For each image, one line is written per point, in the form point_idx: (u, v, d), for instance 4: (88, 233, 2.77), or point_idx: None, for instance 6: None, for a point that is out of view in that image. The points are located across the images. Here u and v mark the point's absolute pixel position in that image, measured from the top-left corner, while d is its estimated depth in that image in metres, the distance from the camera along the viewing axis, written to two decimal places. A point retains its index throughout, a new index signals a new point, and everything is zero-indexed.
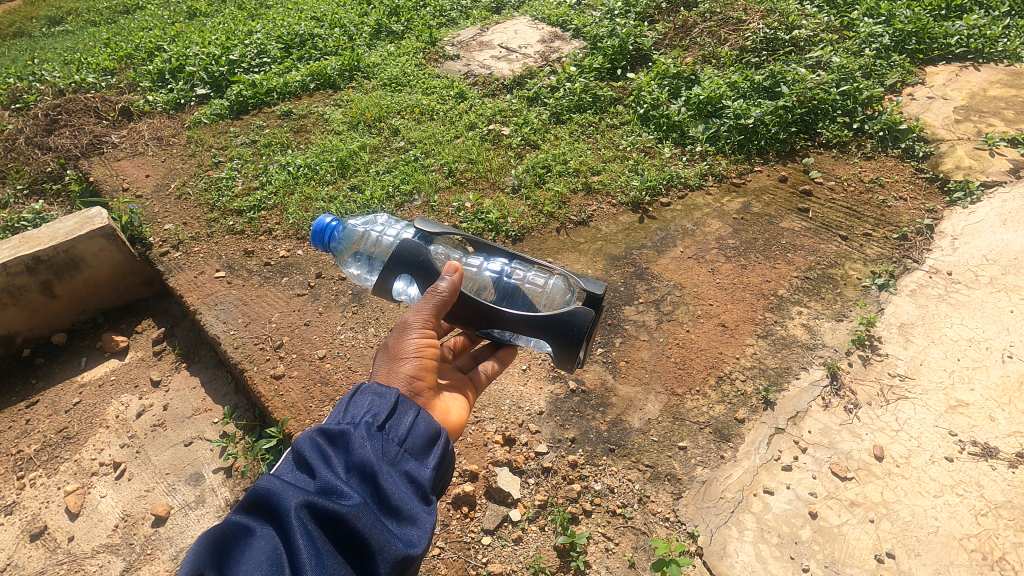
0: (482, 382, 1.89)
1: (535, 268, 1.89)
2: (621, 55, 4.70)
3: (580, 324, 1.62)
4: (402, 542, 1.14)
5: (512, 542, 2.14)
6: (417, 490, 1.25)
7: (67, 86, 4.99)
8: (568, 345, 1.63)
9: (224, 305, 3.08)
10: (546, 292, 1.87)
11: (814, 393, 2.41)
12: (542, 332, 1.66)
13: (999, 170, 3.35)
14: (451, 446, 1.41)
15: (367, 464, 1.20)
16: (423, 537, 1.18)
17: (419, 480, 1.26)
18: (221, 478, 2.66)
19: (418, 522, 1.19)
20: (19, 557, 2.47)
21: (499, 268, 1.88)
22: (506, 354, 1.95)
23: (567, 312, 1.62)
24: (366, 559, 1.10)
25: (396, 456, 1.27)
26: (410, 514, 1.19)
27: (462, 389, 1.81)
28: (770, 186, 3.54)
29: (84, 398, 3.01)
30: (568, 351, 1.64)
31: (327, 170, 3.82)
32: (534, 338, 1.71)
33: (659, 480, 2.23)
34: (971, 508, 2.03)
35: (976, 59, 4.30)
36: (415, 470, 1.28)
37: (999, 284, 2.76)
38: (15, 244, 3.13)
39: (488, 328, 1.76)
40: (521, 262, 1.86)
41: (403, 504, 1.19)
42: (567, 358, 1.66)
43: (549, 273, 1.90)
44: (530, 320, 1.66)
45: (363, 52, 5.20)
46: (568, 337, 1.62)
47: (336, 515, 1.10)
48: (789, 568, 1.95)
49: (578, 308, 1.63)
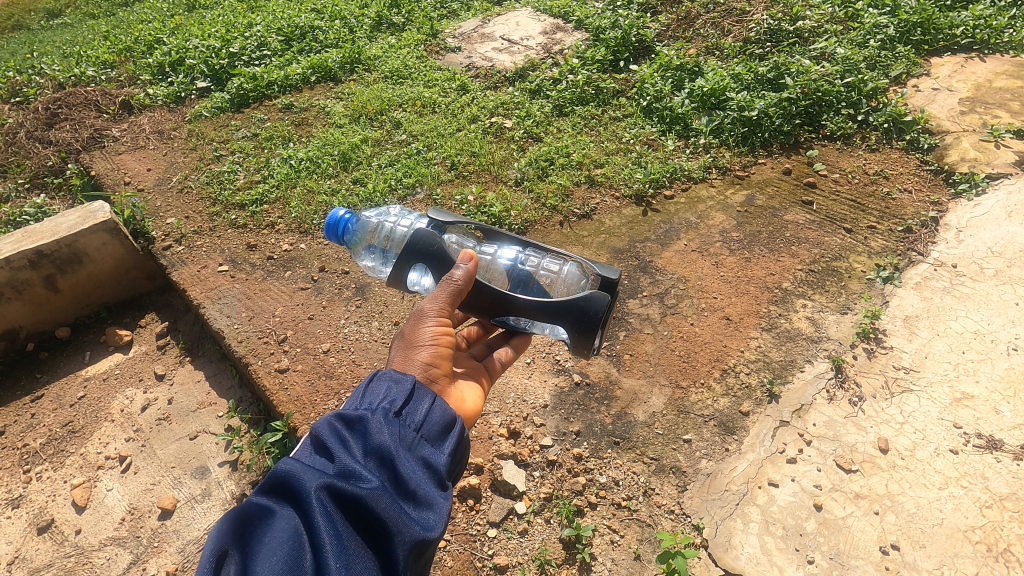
0: (497, 370, 1.91)
1: (549, 255, 1.90)
2: (624, 46, 4.68)
3: (596, 309, 1.61)
4: (420, 526, 1.14)
5: (518, 534, 2.14)
6: (433, 476, 1.25)
7: (67, 80, 4.97)
8: (584, 331, 1.63)
9: (228, 299, 3.08)
10: (560, 279, 1.87)
11: (819, 385, 2.41)
12: (557, 318, 1.66)
13: (1004, 162, 3.33)
14: (466, 434, 1.42)
15: (385, 449, 1.20)
16: (440, 521, 1.18)
17: (435, 465, 1.27)
18: (227, 472, 2.67)
19: (435, 506, 1.19)
20: (27, 550, 2.48)
21: (513, 256, 1.90)
22: (520, 342, 1.96)
23: (583, 298, 1.62)
24: (385, 542, 1.09)
25: (413, 442, 1.27)
26: (427, 499, 1.18)
27: (477, 377, 1.83)
28: (774, 178, 3.53)
29: (89, 392, 3.02)
30: (585, 336, 1.64)
31: (329, 163, 3.81)
32: (549, 324, 1.71)
33: (665, 473, 2.24)
34: (976, 500, 2.04)
35: (981, 50, 4.27)
36: (430, 456, 1.28)
37: (1004, 276, 2.76)
38: (17, 238, 3.12)
39: (502, 316, 1.76)
40: (535, 250, 1.87)
41: (419, 489, 1.19)
42: (583, 344, 1.65)
43: (563, 260, 1.89)
44: (546, 306, 1.66)
45: (364, 43, 5.17)
46: (584, 322, 1.62)
47: (354, 497, 1.09)
48: (795, 560, 1.95)
49: (594, 293, 1.63)
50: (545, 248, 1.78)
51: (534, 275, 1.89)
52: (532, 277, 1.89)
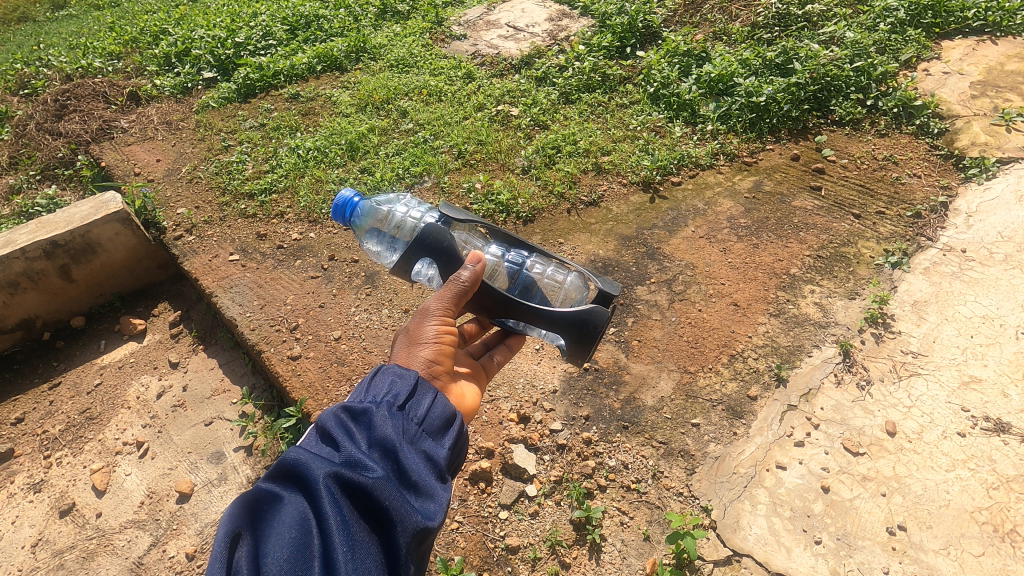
0: (493, 369, 1.96)
1: (555, 264, 1.95)
2: (630, 32, 4.64)
3: (595, 322, 1.69)
4: (422, 515, 1.15)
5: (529, 516, 2.18)
6: (433, 469, 1.26)
7: (74, 72, 5.02)
8: (583, 341, 1.72)
9: (239, 288, 3.11)
10: (563, 288, 1.95)
11: (826, 370, 2.42)
12: (556, 327, 1.73)
13: (1015, 146, 3.30)
14: (466, 429, 1.43)
15: (388, 441, 1.22)
16: (439, 511, 1.19)
17: (435, 459, 1.28)
18: (242, 457, 2.73)
19: (435, 497, 1.20)
20: (50, 533, 2.54)
21: (518, 260, 1.90)
22: (516, 342, 2.01)
23: (584, 311, 1.69)
24: (387, 528, 1.11)
25: (415, 435, 1.28)
26: (428, 489, 1.20)
27: (475, 377, 1.88)
28: (783, 164, 3.52)
29: (105, 379, 3.08)
30: (583, 347, 1.73)
31: (337, 153, 3.83)
32: (549, 331, 1.79)
33: (673, 457, 2.27)
34: (983, 482, 2.05)
35: (993, 33, 4.19)
36: (431, 449, 1.29)
37: (1014, 261, 2.75)
38: (32, 228, 3.16)
39: (503, 317, 1.81)
40: (541, 257, 1.90)
41: (422, 480, 1.20)
42: (579, 353, 1.75)
43: (567, 269, 1.96)
44: (548, 314, 1.73)
45: (369, 32, 5.16)
46: (585, 333, 1.70)
47: (359, 486, 1.11)
48: (802, 540, 1.98)
49: (595, 307, 1.70)
50: (554, 258, 1.84)
51: (537, 282, 1.93)
52: (536, 283, 1.92)
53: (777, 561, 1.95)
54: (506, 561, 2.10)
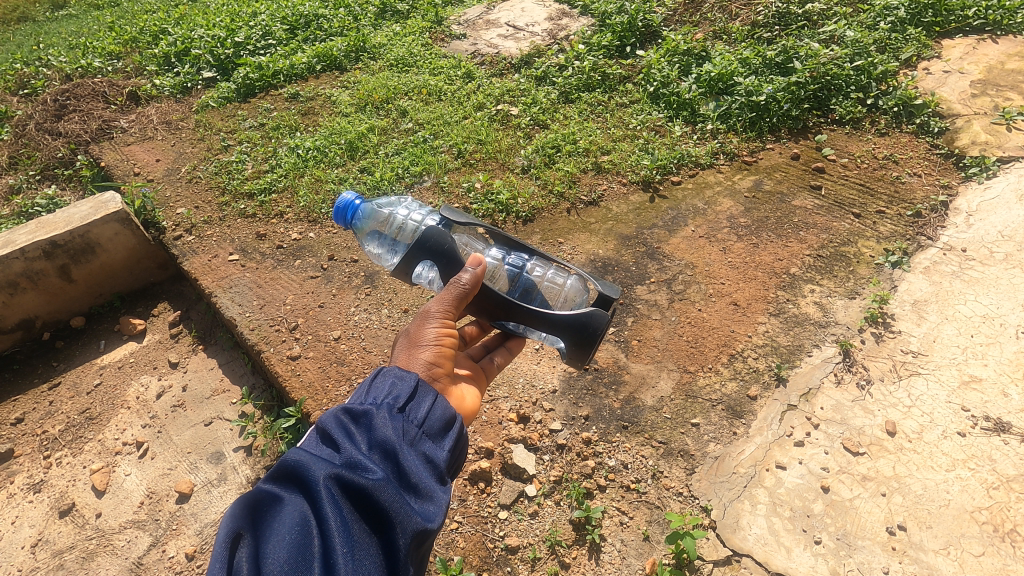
0: (493, 372, 1.96)
1: (555, 267, 1.95)
2: (630, 31, 4.63)
3: (595, 325, 1.69)
4: (421, 517, 1.15)
5: (528, 516, 2.18)
6: (433, 470, 1.26)
7: (74, 71, 5.02)
8: (583, 344, 1.72)
9: (238, 288, 3.11)
10: (563, 292, 1.95)
11: (826, 369, 2.42)
12: (556, 329, 1.73)
13: (1016, 145, 3.30)
14: (465, 431, 1.43)
15: (388, 443, 1.22)
16: (439, 513, 1.19)
17: (435, 461, 1.28)
18: (241, 457, 2.72)
19: (435, 499, 1.20)
20: (49, 533, 2.54)
21: (518, 263, 1.90)
22: (515, 344, 2.01)
23: (584, 314, 1.69)
24: (387, 530, 1.11)
25: (415, 437, 1.28)
26: (427, 491, 1.19)
27: (476, 379, 1.88)
28: (782, 163, 3.51)
29: (105, 379, 3.08)
30: (582, 350, 1.73)
31: (336, 153, 3.83)
32: (549, 334, 1.79)
33: (673, 457, 2.26)
34: (983, 482, 2.05)
35: (994, 31, 4.19)
36: (431, 451, 1.29)
37: (1015, 260, 2.74)
38: (32, 228, 3.16)
39: (503, 319, 1.81)
40: (541, 260, 1.90)
41: (421, 481, 1.20)
42: (579, 356, 1.75)
43: (567, 273, 1.97)
44: (548, 317, 1.72)
45: (369, 32, 5.16)
46: (585, 336, 1.70)
47: (359, 487, 1.11)
48: (802, 540, 1.98)
49: (595, 310, 1.70)
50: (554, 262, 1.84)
51: (537, 285, 1.92)
52: (536, 286, 1.92)
53: (777, 561, 1.95)
54: (506, 560, 2.10)
